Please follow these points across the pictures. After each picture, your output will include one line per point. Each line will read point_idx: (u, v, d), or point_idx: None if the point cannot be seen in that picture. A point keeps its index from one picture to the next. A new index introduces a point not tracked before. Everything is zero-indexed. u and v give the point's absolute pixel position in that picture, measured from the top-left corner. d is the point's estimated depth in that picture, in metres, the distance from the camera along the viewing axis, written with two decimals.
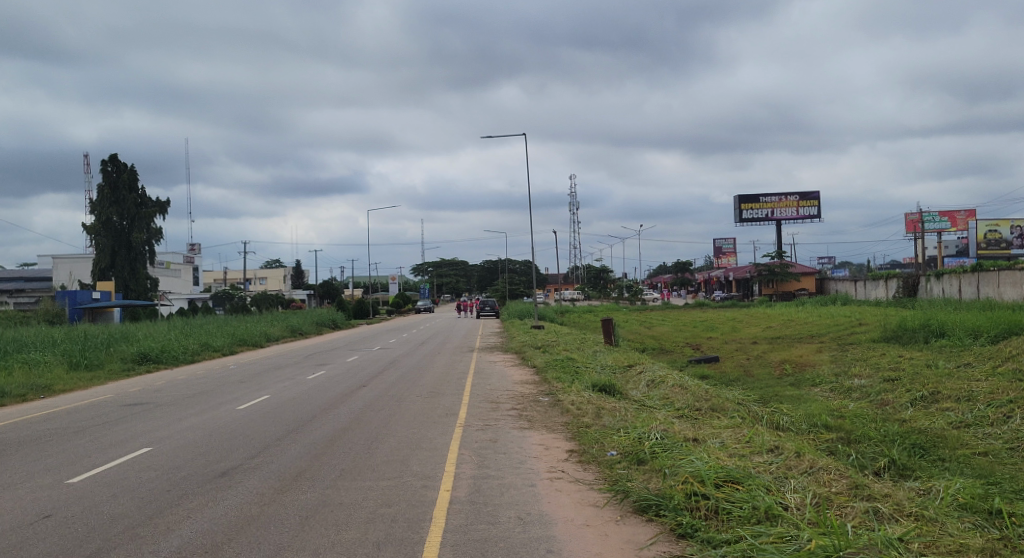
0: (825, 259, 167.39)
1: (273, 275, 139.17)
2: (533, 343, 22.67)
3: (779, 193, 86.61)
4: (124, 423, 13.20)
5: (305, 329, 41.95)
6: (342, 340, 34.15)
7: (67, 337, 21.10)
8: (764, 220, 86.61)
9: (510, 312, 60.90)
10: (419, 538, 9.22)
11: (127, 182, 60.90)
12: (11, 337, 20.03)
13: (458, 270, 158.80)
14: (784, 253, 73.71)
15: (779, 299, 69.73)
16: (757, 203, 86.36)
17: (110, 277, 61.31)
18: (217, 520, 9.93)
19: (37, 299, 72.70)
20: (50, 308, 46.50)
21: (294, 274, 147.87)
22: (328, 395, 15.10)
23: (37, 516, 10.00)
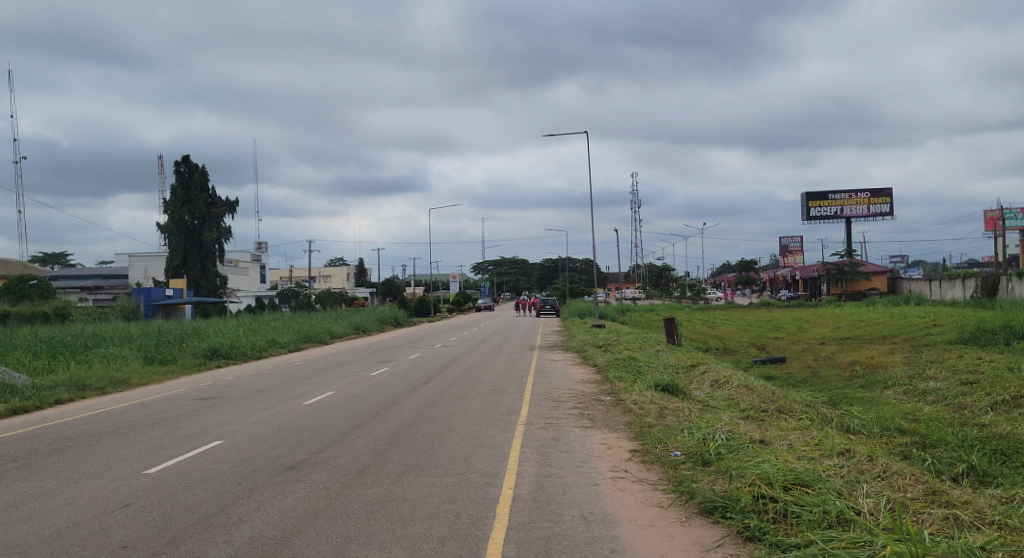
0: (897, 259, 162.35)
1: (338, 274, 142.36)
2: (594, 342, 22.56)
3: (849, 190, 84.59)
4: (197, 416, 13.62)
5: (369, 327, 42.68)
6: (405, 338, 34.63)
7: (143, 332, 21.90)
8: (833, 218, 84.72)
9: (570, 311, 60.55)
10: (483, 534, 9.29)
11: (198, 182, 62.92)
12: (91, 332, 20.88)
13: (518, 269, 159.79)
14: (853, 251, 71.96)
15: (848, 298, 68.08)
16: (826, 200, 84.56)
17: (182, 276, 63.28)
18: (287, 513, 10.18)
19: (113, 295, 75.53)
20: (126, 304, 48.33)
21: (358, 273, 151.14)
22: (392, 392, 15.33)
23: (117, 505, 10.39)
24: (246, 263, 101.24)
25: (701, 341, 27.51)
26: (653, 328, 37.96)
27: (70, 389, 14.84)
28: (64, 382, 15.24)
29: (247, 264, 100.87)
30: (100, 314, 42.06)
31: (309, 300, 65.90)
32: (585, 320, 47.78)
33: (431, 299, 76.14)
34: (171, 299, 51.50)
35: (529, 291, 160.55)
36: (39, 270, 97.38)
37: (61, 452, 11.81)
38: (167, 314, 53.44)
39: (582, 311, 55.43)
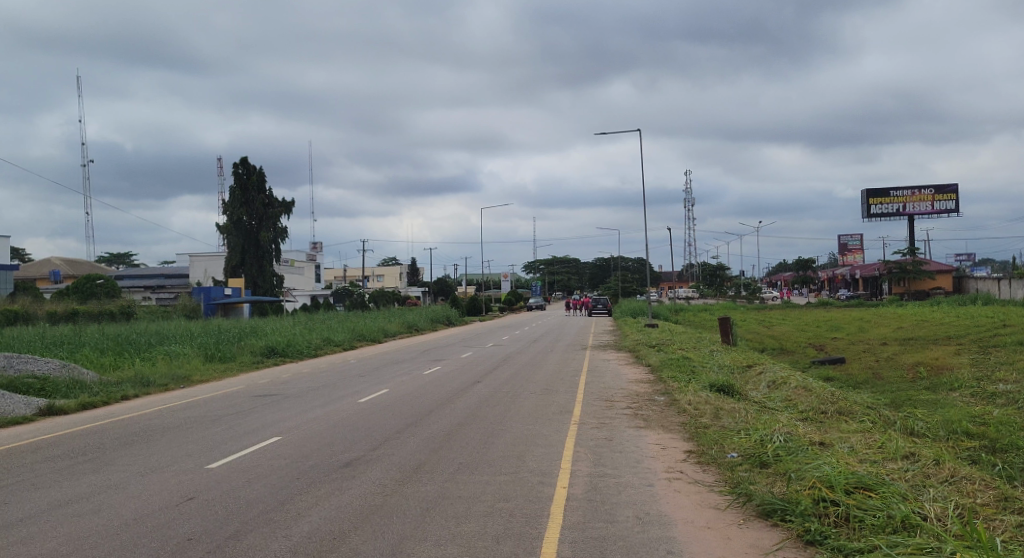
0: (964, 257, 157.87)
1: (391, 274, 144.53)
2: (647, 341, 22.44)
3: (912, 187, 82.32)
4: (256, 412, 13.91)
5: (422, 326, 43.07)
6: (458, 337, 34.91)
7: (204, 330, 22.46)
8: (895, 216, 82.63)
9: (621, 312, 59.84)
10: (537, 533, 9.29)
11: (256, 183, 64.26)
12: (154, 330, 21.49)
13: (570, 267, 160.14)
14: (917, 249, 70.09)
15: (911, 297, 66.31)
16: (887, 197, 82.55)
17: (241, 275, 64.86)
18: (344, 508, 10.33)
19: (173, 295, 77.68)
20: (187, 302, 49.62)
21: (410, 271, 153.16)
22: (445, 391, 15.44)
23: (182, 498, 10.69)
24: (302, 262, 103.14)
25: (758, 342, 27.11)
26: (708, 328, 37.28)
27: (136, 385, 15.31)
28: (130, 378, 15.75)
29: (301, 263, 102.64)
30: (162, 312, 43.40)
31: (359, 299, 66.65)
32: (640, 320, 46.20)
33: (483, 298, 76.49)
34: (230, 298, 52.86)
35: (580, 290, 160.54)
36: (104, 269, 100.67)
37: (127, 447, 12.17)
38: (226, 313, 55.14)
39: (635, 312, 54.81)
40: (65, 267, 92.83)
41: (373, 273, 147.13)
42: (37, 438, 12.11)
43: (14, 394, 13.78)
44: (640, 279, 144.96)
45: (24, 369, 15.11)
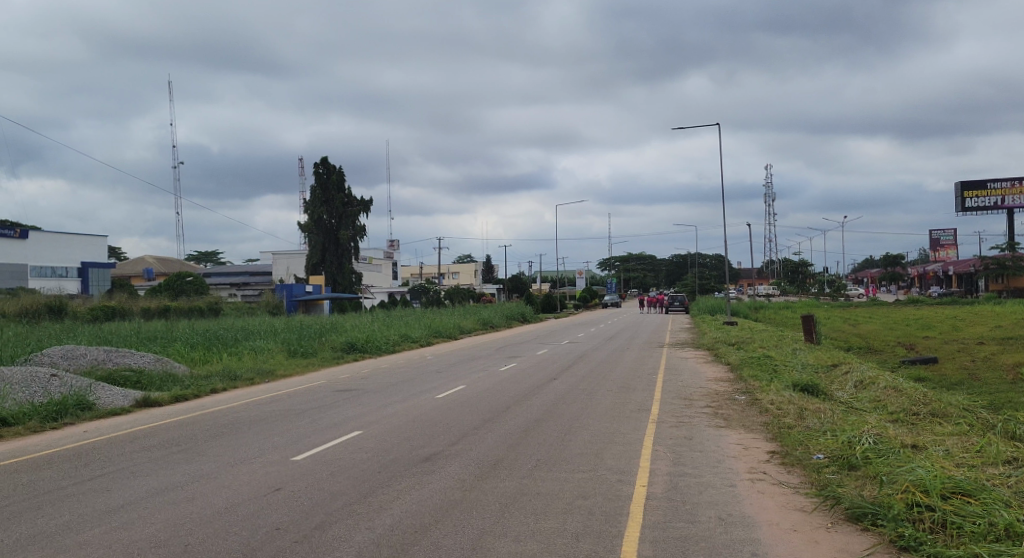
0: None
1: (467, 270, 146.50)
2: (726, 340, 22.06)
3: (1011, 178, 78.69)
4: (338, 406, 14.25)
5: (497, 322, 43.41)
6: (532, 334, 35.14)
7: (287, 326, 23.12)
8: (993, 209, 79.24)
9: (700, 309, 58.65)
10: (618, 532, 9.25)
11: (336, 182, 65.61)
12: (240, 326, 22.27)
13: (647, 264, 159.18)
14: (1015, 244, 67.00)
15: (1011, 295, 63.66)
16: (984, 190, 79.28)
17: (323, 273, 66.70)
18: (425, 502, 10.49)
19: (257, 292, 80.22)
20: (271, 299, 51.29)
21: (486, 269, 155.00)
22: (521, 388, 15.48)
23: (269, 489, 11.03)
24: (378, 261, 104.88)
25: (845, 340, 26.34)
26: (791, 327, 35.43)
27: (224, 379, 15.87)
28: (219, 372, 16.35)
29: (380, 261, 104.84)
30: (246, 309, 44.89)
31: (434, 296, 67.43)
32: (715, 319, 41.78)
33: (559, 295, 76.56)
34: (311, 296, 54.31)
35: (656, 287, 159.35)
36: (193, 268, 104.57)
37: (216, 438, 12.61)
38: (309, 309, 56.94)
39: (713, 311, 53.38)
40: (159, 266, 96.74)
41: (451, 271, 148.65)
42: (135, 428, 12.68)
43: (113, 386, 14.49)
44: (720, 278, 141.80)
45: (122, 362, 15.87)
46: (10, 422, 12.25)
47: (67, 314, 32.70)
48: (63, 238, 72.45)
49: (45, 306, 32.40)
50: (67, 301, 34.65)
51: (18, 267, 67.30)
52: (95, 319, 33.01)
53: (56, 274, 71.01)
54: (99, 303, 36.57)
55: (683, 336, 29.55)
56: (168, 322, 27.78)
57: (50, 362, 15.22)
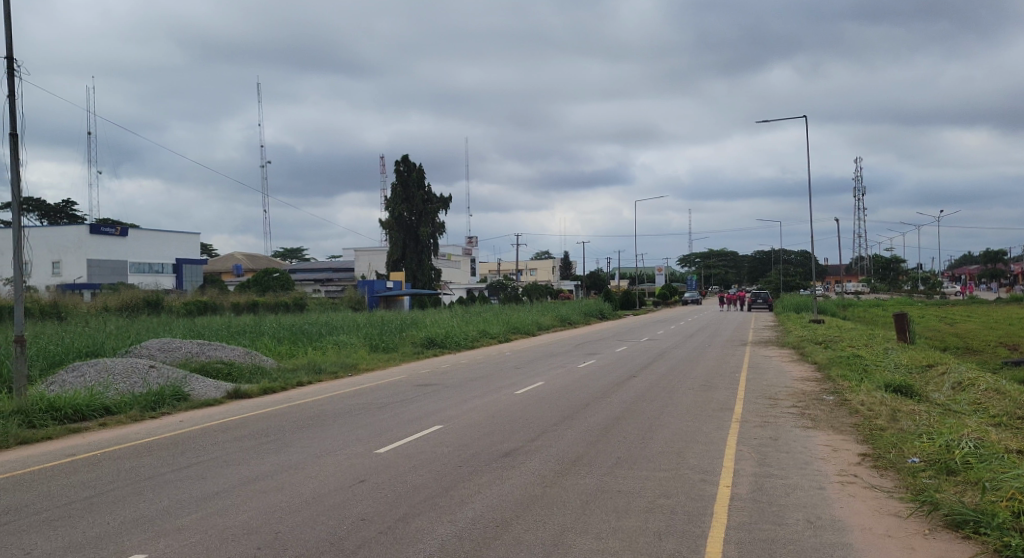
0: None
1: (545, 267, 146.74)
2: (813, 338, 21.48)
3: None
4: (418, 401, 14.45)
5: (575, 319, 43.37)
6: (612, 331, 35.04)
7: (369, 321, 23.68)
8: None
9: (785, 307, 56.72)
10: (701, 532, 9.10)
11: (416, 180, 66.67)
12: (325, 321, 22.91)
13: (728, 261, 156.17)
14: None
15: None
16: None
17: (402, 269, 67.60)
18: (505, 497, 10.55)
19: (340, 287, 82.35)
20: (353, 295, 52.57)
21: (563, 267, 155.05)
22: (600, 385, 15.41)
23: (354, 480, 11.28)
24: (457, 257, 105.95)
25: (941, 340, 25.21)
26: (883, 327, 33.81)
27: (309, 372, 16.36)
28: (304, 365, 16.86)
29: (459, 258, 106.15)
30: (330, 304, 46.06)
31: (512, 293, 67.66)
32: (802, 319, 37.63)
33: (639, 292, 75.79)
34: (391, 292, 55.45)
35: (738, 284, 156.12)
36: (280, 264, 107.83)
37: (303, 430, 12.98)
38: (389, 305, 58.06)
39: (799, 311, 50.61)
40: (247, 262, 99.98)
41: (529, 267, 148.91)
42: (225, 419, 13.14)
43: (206, 378, 15.10)
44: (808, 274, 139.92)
45: (214, 355, 16.50)
46: (113, 411, 12.95)
47: (163, 308, 34.19)
48: (159, 236, 75.69)
49: (143, 300, 33.96)
50: (163, 296, 36.26)
51: (119, 263, 70.68)
52: (189, 313, 34.45)
53: (153, 270, 74.47)
54: (193, 298, 38.09)
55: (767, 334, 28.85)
56: (258, 317, 28.74)
57: (148, 354, 15.94)
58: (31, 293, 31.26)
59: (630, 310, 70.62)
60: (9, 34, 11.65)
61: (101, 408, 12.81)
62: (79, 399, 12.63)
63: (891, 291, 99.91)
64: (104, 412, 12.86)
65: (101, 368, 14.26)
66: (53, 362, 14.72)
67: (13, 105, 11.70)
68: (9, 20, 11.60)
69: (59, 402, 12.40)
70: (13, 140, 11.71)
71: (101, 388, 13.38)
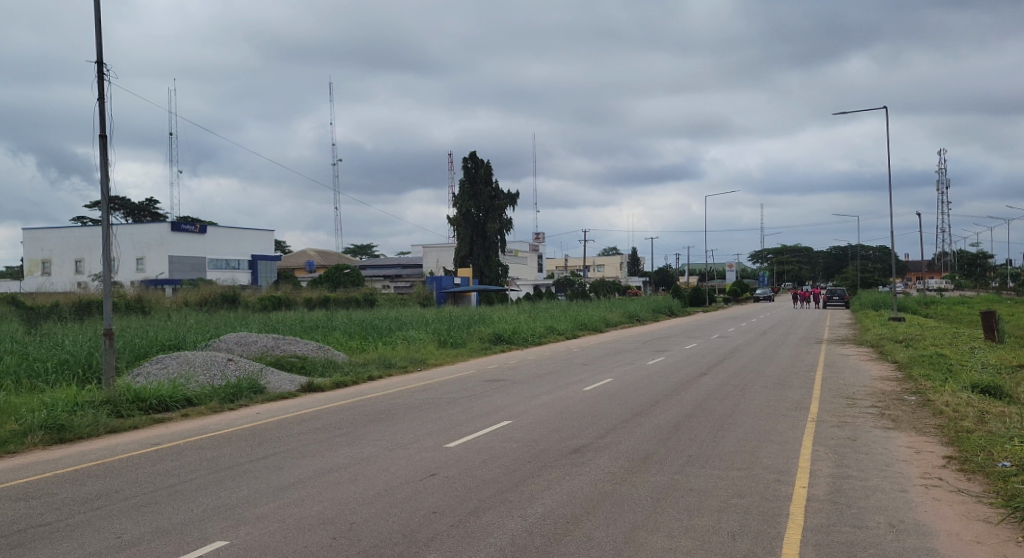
0: None
1: (612, 264, 146.09)
2: (892, 336, 20.81)
3: None
4: (487, 396, 14.55)
5: (643, 316, 43.07)
6: (681, 328, 34.66)
7: (438, 317, 23.95)
8: None
9: (865, 306, 52.93)
10: (777, 533, 8.90)
11: (484, 176, 67.03)
12: (394, 316, 23.29)
13: (802, 257, 152.30)
14: None
15: None
16: None
17: (469, 265, 68.11)
18: (575, 493, 10.51)
19: (409, 283, 83.67)
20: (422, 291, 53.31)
21: (630, 263, 153.88)
22: (669, 382, 15.23)
23: (425, 474, 11.41)
24: (522, 253, 106.12)
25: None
26: (969, 324, 32.44)
27: (380, 366, 16.65)
28: (375, 360, 17.16)
29: (526, 254, 106.42)
30: (399, 299, 46.83)
31: (579, 289, 67.45)
32: (880, 319, 33.62)
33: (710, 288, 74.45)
34: (459, 288, 56.12)
35: (813, 281, 152.13)
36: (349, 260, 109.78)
37: (374, 423, 13.21)
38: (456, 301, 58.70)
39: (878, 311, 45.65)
40: (318, 258, 102.27)
41: (596, 263, 148.00)
42: (300, 412, 13.45)
43: (281, 371, 15.52)
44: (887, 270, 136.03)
45: (288, 349, 16.92)
46: (195, 402, 13.40)
47: (241, 303, 35.27)
48: (234, 233, 78.02)
49: (221, 295, 35.06)
50: (240, 292, 37.36)
51: (198, 260, 73.04)
52: (264, 308, 35.47)
53: (230, 266, 77.17)
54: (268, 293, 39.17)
55: (842, 332, 28.05)
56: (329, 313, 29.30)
57: (226, 348, 16.44)
58: (119, 288, 32.70)
59: (700, 307, 69.54)
60: (100, 39, 12.14)
61: (183, 399, 13.26)
62: (163, 390, 13.11)
63: (979, 287, 96.21)
64: (186, 403, 13.31)
65: (183, 361, 14.77)
66: (138, 355, 15.32)
67: (102, 108, 12.20)
68: (100, 27, 12.10)
69: (144, 393, 12.90)
70: (102, 141, 12.18)
71: (184, 380, 13.87)
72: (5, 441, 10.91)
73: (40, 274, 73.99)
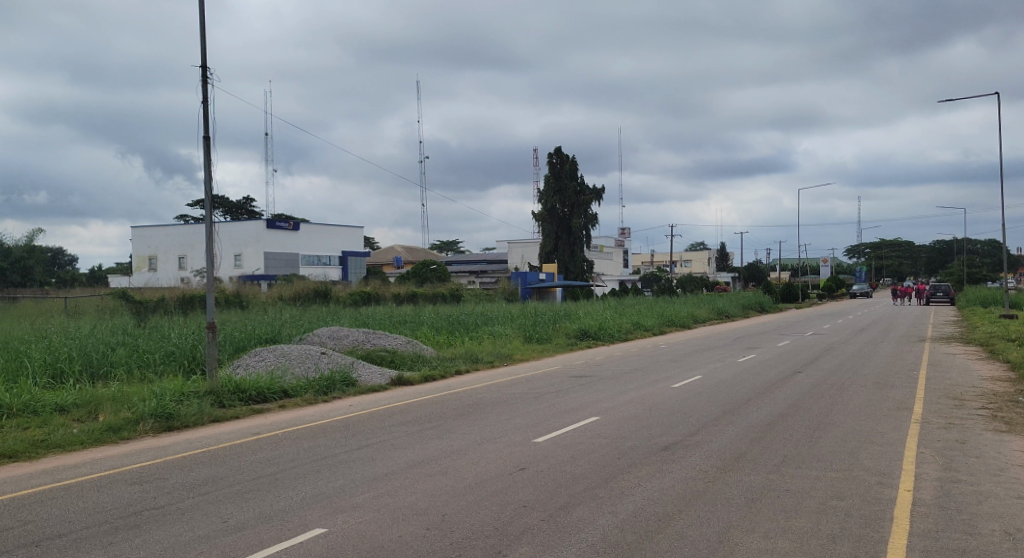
0: None
1: (699, 259, 143.62)
2: (1002, 335, 19.73)
3: None
4: (574, 392, 14.50)
5: (732, 312, 42.14)
6: (774, 324, 33.83)
7: (522, 312, 24.08)
8: None
9: (966, 307, 49.20)
10: (881, 537, 8.57)
11: (569, 172, 66.77)
12: (482, 311, 23.51)
13: (904, 251, 146.41)
14: None
15: None
16: None
17: (554, 261, 68.35)
18: (666, 491, 10.35)
19: (495, 279, 84.23)
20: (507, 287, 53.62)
21: (719, 259, 151.08)
22: (761, 380, 14.87)
23: (514, 468, 11.44)
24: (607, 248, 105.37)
25: None
26: None
27: (467, 361, 16.83)
28: (462, 354, 17.35)
29: (612, 249, 105.51)
30: (484, 295, 47.41)
31: (668, 284, 66.53)
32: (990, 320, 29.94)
33: (801, 287, 72.15)
34: (543, 283, 56.35)
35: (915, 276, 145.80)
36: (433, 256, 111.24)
37: (464, 417, 13.36)
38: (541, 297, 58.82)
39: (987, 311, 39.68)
40: (405, 254, 104.20)
41: (681, 258, 145.45)
42: (391, 404, 13.73)
43: (372, 364, 15.88)
44: (995, 264, 128.34)
45: (378, 343, 17.28)
46: (291, 394, 13.85)
47: (332, 298, 36.22)
48: (322, 230, 80.06)
49: (314, 290, 36.12)
50: (331, 287, 38.36)
51: (290, 256, 75.30)
52: (354, 303, 36.30)
53: (321, 263, 79.48)
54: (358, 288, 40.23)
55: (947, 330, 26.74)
56: (417, 312, 23.86)
57: (319, 341, 16.94)
58: (222, 284, 34.07)
59: (792, 303, 67.36)
60: (204, 45, 12.63)
61: (281, 391, 13.71)
62: (262, 382, 13.59)
63: None
64: (283, 395, 13.76)
65: (279, 354, 15.26)
66: (238, 348, 15.89)
67: (206, 110, 12.69)
68: (203, 32, 12.57)
69: (245, 384, 13.40)
70: (206, 142, 12.69)
71: (280, 373, 14.34)
72: (119, 428, 11.52)
73: (147, 270, 77.58)
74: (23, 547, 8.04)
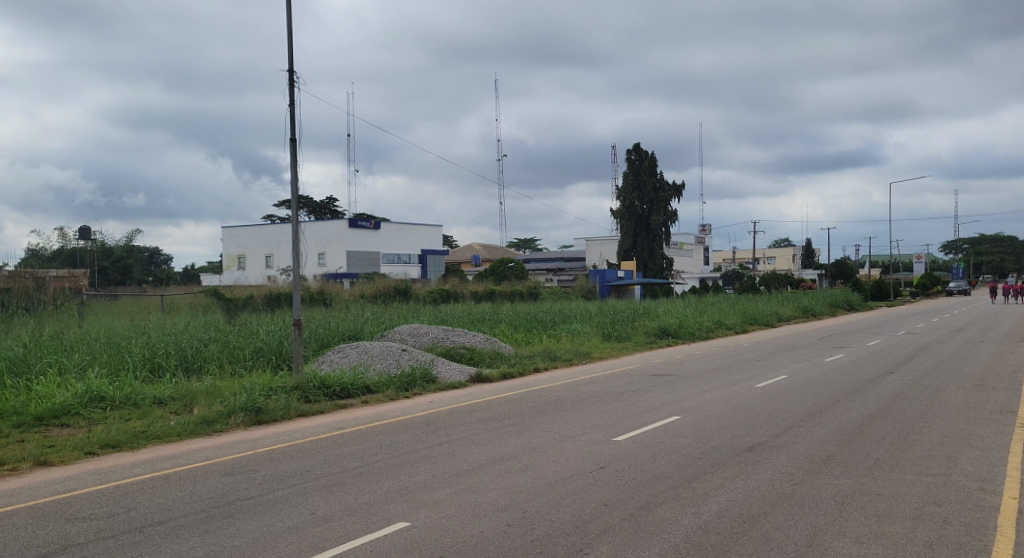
0: None
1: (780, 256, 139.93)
2: None
3: None
4: (654, 391, 14.28)
5: (818, 311, 40.97)
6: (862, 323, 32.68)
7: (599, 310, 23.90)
8: None
9: None
10: (983, 546, 8.14)
11: (648, 168, 66.08)
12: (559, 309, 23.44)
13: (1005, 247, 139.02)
14: None
15: None
16: None
17: (632, 258, 67.84)
18: (750, 493, 10.10)
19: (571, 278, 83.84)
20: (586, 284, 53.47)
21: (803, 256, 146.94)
22: (850, 381, 14.35)
23: (594, 466, 11.37)
24: (686, 246, 103.71)
25: None
26: None
27: (545, 359, 16.84)
28: (540, 352, 17.35)
29: (691, 246, 103.85)
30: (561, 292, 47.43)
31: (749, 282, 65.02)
32: None
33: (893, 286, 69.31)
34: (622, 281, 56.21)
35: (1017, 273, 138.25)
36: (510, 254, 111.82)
37: (544, 415, 13.35)
38: (619, 294, 58.41)
39: None
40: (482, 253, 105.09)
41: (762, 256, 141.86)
42: (470, 401, 13.83)
43: (451, 361, 16.06)
44: None
45: (457, 341, 17.45)
46: (373, 390, 14.12)
47: (411, 296, 36.74)
48: (401, 229, 81.38)
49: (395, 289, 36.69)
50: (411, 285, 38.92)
51: (371, 254, 76.85)
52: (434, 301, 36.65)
53: (401, 260, 80.77)
54: (436, 286, 40.83)
55: None
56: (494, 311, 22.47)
57: (400, 338, 17.25)
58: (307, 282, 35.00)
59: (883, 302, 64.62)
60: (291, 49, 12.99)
61: (363, 387, 14.00)
62: (345, 378, 13.90)
63: None
64: (365, 390, 14.05)
65: (361, 350, 15.59)
66: (322, 344, 16.31)
67: (292, 112, 13.04)
68: (290, 37, 12.93)
69: (329, 380, 13.73)
70: (293, 144, 13.06)
71: (363, 369, 14.65)
72: (212, 421, 11.98)
73: (236, 269, 80.56)
74: (127, 532, 8.42)
